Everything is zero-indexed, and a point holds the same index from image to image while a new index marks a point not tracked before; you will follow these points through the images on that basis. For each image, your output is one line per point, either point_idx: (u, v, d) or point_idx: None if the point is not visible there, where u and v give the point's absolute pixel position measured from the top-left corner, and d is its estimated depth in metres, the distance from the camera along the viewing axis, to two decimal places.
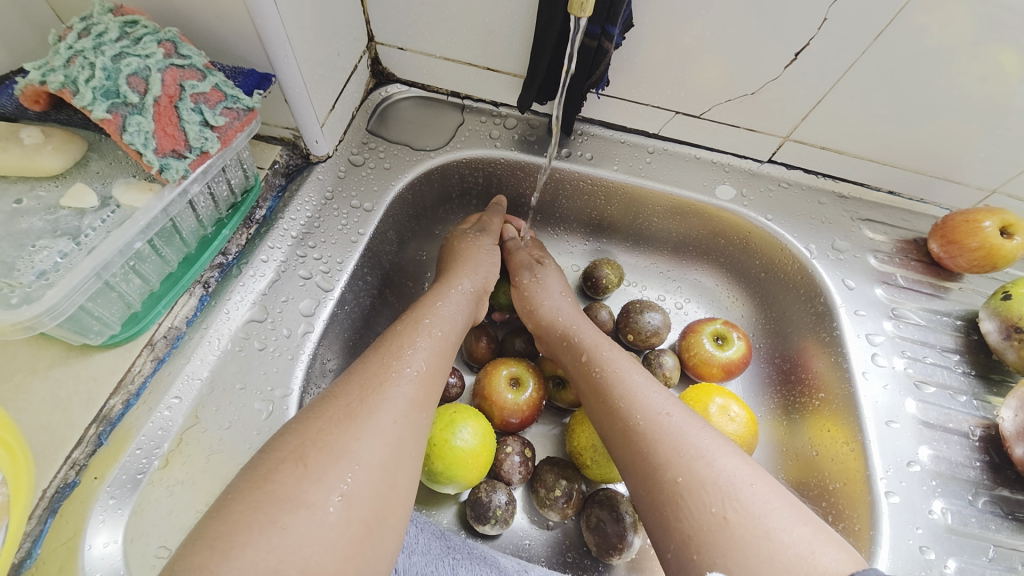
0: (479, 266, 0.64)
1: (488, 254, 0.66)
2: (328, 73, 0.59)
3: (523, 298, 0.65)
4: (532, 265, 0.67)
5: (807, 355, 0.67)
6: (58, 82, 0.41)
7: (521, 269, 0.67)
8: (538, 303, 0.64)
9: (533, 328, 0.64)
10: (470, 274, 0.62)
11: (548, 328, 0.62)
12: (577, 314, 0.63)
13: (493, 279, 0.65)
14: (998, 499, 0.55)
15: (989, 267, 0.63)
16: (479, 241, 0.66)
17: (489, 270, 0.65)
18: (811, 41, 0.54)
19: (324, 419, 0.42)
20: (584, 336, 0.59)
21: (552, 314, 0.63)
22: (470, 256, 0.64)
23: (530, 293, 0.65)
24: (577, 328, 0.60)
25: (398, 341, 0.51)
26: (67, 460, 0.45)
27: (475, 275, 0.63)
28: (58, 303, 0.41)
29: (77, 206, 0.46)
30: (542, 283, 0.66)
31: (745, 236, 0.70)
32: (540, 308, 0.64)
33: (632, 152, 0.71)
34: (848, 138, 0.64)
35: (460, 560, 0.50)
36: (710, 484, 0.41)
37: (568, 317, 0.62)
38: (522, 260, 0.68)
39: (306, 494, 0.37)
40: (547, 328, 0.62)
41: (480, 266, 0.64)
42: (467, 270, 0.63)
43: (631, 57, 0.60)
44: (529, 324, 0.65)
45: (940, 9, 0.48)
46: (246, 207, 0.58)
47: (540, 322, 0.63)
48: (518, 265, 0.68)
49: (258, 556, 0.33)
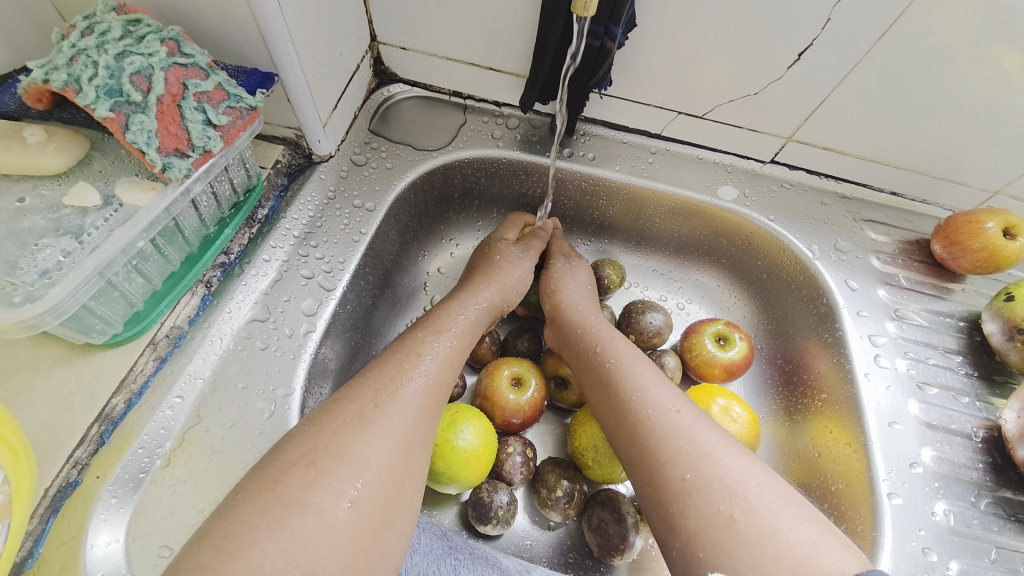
0: (511, 289, 0.63)
1: (521, 271, 0.65)
2: (330, 72, 0.59)
3: (550, 279, 0.66)
4: (569, 253, 0.69)
5: (809, 356, 0.67)
6: (61, 81, 0.41)
7: (558, 254, 0.68)
8: (560, 289, 0.65)
9: (549, 311, 0.64)
10: (495, 286, 0.62)
11: (565, 312, 0.63)
12: (592, 307, 0.63)
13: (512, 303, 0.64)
14: (1000, 501, 0.55)
15: (992, 269, 0.63)
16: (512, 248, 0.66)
17: (515, 294, 0.64)
18: (814, 41, 0.54)
19: (338, 423, 0.42)
20: (595, 329, 0.59)
21: (574, 303, 0.63)
22: (502, 272, 0.63)
23: (557, 275, 0.66)
24: (594, 320, 0.61)
25: (419, 346, 0.51)
26: (69, 459, 0.45)
27: (501, 291, 0.62)
28: (61, 302, 0.41)
29: (80, 205, 0.46)
30: (573, 270, 0.67)
31: (748, 237, 0.70)
32: (562, 290, 0.65)
33: (633, 152, 0.71)
34: (850, 139, 0.64)
35: (461, 560, 0.50)
36: (717, 483, 0.41)
37: (587, 308, 0.63)
38: (561, 248, 0.69)
39: (313, 497, 0.37)
40: (564, 314, 0.63)
41: (510, 285, 0.63)
42: (494, 284, 0.62)
43: (634, 57, 0.60)
44: (547, 305, 0.65)
45: (943, 10, 0.48)
46: (247, 207, 0.58)
47: (559, 305, 0.64)
48: (557, 249, 0.69)
49: (265, 557, 0.33)
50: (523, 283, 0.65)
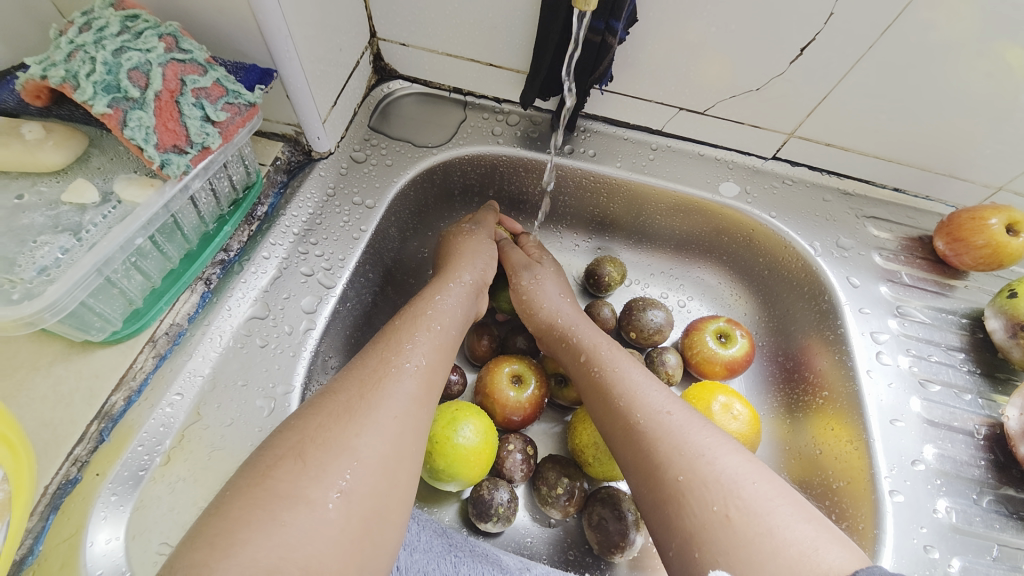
0: (480, 257, 0.64)
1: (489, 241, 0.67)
2: (329, 69, 0.59)
3: (522, 299, 0.65)
4: (530, 264, 0.67)
5: (810, 353, 0.66)
6: (59, 76, 0.41)
7: (518, 269, 0.66)
8: (536, 309, 0.64)
9: (533, 330, 0.64)
10: (468, 267, 0.62)
11: (547, 330, 0.62)
12: (574, 314, 0.63)
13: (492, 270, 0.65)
14: (1002, 499, 0.54)
15: (995, 265, 0.62)
16: (477, 236, 0.66)
17: (488, 260, 0.65)
18: (817, 37, 0.54)
19: (323, 415, 0.42)
20: (580, 338, 0.59)
21: (551, 317, 0.62)
22: (471, 249, 0.64)
23: (527, 293, 0.65)
24: (577, 329, 0.60)
25: (398, 336, 0.51)
26: (69, 456, 0.45)
27: (474, 266, 0.63)
28: (60, 299, 0.41)
29: (79, 202, 0.46)
30: (539, 283, 0.65)
31: (749, 234, 0.70)
32: (537, 309, 0.64)
33: (635, 149, 0.70)
34: (853, 135, 0.63)
35: (462, 557, 0.50)
36: (712, 482, 0.41)
37: (567, 318, 0.62)
38: (518, 258, 0.67)
39: (305, 490, 0.37)
40: (546, 330, 0.62)
41: (480, 257, 0.64)
42: (467, 264, 0.63)
43: (635, 53, 0.60)
44: (529, 325, 0.64)
45: (946, 5, 0.48)
46: (247, 204, 0.58)
47: (540, 326, 0.63)
48: (515, 264, 0.67)
49: (259, 552, 0.33)
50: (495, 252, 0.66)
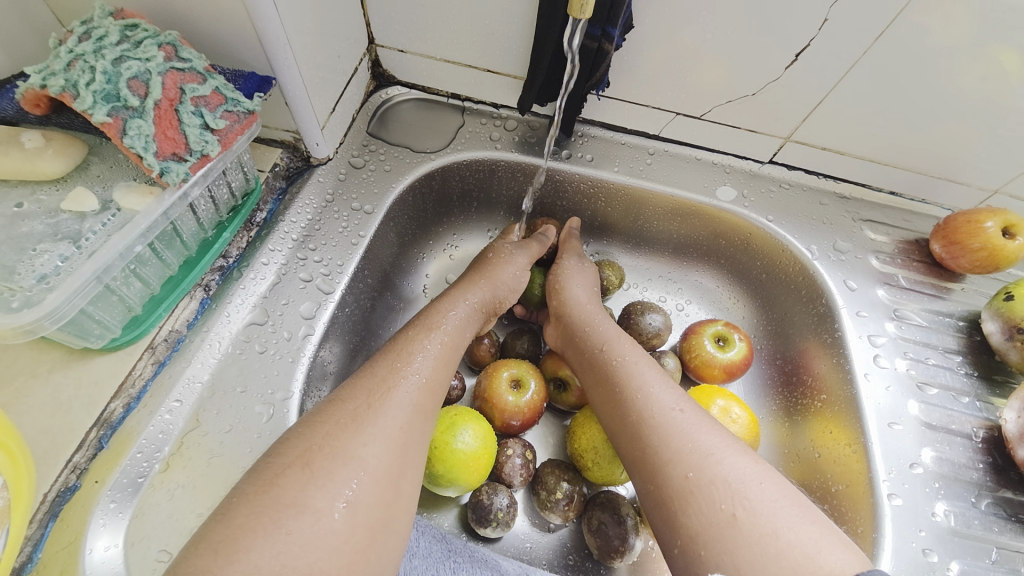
0: (502, 286, 0.63)
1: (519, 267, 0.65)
2: (328, 75, 0.59)
3: (557, 277, 0.66)
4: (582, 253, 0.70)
5: (808, 356, 0.67)
6: (59, 86, 0.41)
7: (571, 253, 0.69)
8: (565, 289, 0.65)
9: (555, 308, 0.64)
10: (486, 287, 0.62)
11: (568, 316, 0.63)
12: (596, 307, 0.63)
13: (507, 303, 0.65)
14: (1000, 501, 0.55)
15: (991, 268, 0.63)
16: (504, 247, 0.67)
17: (507, 291, 0.64)
18: (812, 42, 0.54)
19: (332, 424, 0.42)
20: (601, 329, 0.59)
21: (580, 302, 0.63)
22: (495, 271, 0.63)
23: (565, 272, 0.66)
24: (598, 321, 0.60)
25: (409, 345, 0.51)
26: (68, 464, 0.45)
27: (498, 283, 0.63)
28: (59, 307, 0.41)
29: (78, 209, 0.46)
30: (582, 268, 0.68)
31: (747, 237, 0.70)
32: (568, 289, 0.65)
33: (632, 153, 0.71)
34: (849, 139, 0.63)
35: (461, 563, 0.50)
36: (719, 482, 0.41)
37: (592, 308, 0.62)
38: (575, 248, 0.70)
39: (311, 499, 0.37)
40: (570, 311, 0.63)
41: (505, 277, 0.64)
42: (485, 283, 0.62)
43: (632, 59, 0.60)
44: (553, 302, 0.65)
45: (939, 10, 0.48)
46: (246, 210, 0.58)
47: (565, 304, 0.63)
48: (570, 250, 0.70)
49: (261, 559, 0.33)
50: (519, 279, 0.65)
